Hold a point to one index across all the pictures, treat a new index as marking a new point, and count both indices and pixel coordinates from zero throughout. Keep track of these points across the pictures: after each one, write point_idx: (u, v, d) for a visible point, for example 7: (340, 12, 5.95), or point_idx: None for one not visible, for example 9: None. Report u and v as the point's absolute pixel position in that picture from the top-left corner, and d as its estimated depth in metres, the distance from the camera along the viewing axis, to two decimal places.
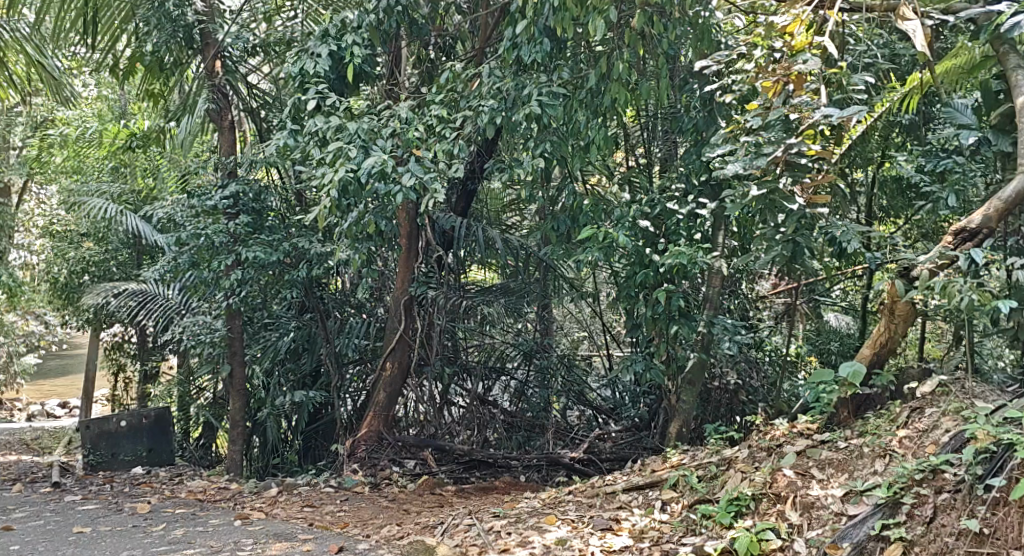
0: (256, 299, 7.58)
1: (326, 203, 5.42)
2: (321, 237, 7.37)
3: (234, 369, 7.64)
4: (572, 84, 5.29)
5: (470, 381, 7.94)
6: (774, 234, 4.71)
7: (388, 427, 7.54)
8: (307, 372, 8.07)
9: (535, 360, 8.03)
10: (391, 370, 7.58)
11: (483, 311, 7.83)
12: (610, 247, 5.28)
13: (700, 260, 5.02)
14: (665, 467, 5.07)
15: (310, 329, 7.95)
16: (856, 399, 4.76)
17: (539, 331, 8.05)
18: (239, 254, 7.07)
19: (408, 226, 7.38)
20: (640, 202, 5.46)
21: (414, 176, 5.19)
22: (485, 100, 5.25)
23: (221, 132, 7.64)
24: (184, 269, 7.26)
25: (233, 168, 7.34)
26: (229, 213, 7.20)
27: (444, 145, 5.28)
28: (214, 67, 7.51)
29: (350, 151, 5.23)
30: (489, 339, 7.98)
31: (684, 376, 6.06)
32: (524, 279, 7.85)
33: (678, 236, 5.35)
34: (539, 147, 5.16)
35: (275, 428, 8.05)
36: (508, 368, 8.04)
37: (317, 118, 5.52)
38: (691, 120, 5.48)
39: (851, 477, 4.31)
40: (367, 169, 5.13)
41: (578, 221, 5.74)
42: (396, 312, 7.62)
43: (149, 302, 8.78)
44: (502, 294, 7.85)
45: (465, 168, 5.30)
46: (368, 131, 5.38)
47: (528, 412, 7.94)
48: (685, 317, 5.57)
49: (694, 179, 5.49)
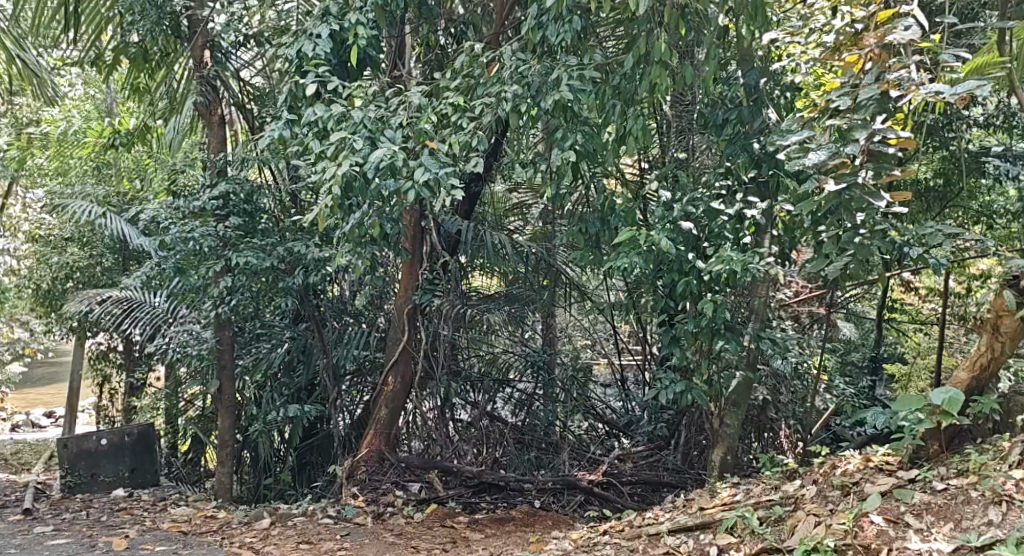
0: (250, 309, 7.03)
1: (328, 204, 4.88)
2: (319, 240, 6.80)
3: (223, 385, 7.02)
4: (601, 71, 4.81)
5: (474, 393, 7.39)
6: (853, 238, 4.15)
7: (390, 447, 6.98)
8: (302, 387, 7.52)
9: (542, 374, 7.50)
10: (393, 386, 7.04)
11: (490, 321, 7.28)
12: (650, 253, 4.81)
13: (754, 267, 4.61)
14: (716, 504, 4.65)
15: (307, 339, 7.39)
16: (947, 432, 4.37)
17: (544, 343, 7.59)
18: (229, 260, 6.54)
19: (412, 229, 6.87)
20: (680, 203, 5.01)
21: (429, 174, 4.66)
22: (507, 86, 4.74)
23: (210, 127, 7.10)
24: (169, 276, 6.70)
25: (223, 166, 6.79)
26: (218, 215, 6.63)
27: (461, 136, 4.82)
28: (202, 57, 7.02)
29: (356, 143, 4.71)
30: (494, 350, 7.39)
31: (727, 399, 5.80)
32: (530, 288, 7.45)
33: (724, 239, 4.89)
34: (568, 140, 4.70)
35: (268, 444, 7.50)
36: (511, 379, 7.46)
37: (316, 107, 5.00)
38: (732, 114, 5.05)
39: (958, 528, 3.91)
40: (375, 164, 4.60)
41: (607, 224, 5.24)
42: (398, 322, 7.10)
43: (136, 310, 8.22)
44: (505, 303, 7.35)
45: (485, 165, 4.80)
46: (375, 122, 4.86)
47: (536, 429, 7.43)
48: (730, 332, 5.12)
49: (740, 177, 5.04)
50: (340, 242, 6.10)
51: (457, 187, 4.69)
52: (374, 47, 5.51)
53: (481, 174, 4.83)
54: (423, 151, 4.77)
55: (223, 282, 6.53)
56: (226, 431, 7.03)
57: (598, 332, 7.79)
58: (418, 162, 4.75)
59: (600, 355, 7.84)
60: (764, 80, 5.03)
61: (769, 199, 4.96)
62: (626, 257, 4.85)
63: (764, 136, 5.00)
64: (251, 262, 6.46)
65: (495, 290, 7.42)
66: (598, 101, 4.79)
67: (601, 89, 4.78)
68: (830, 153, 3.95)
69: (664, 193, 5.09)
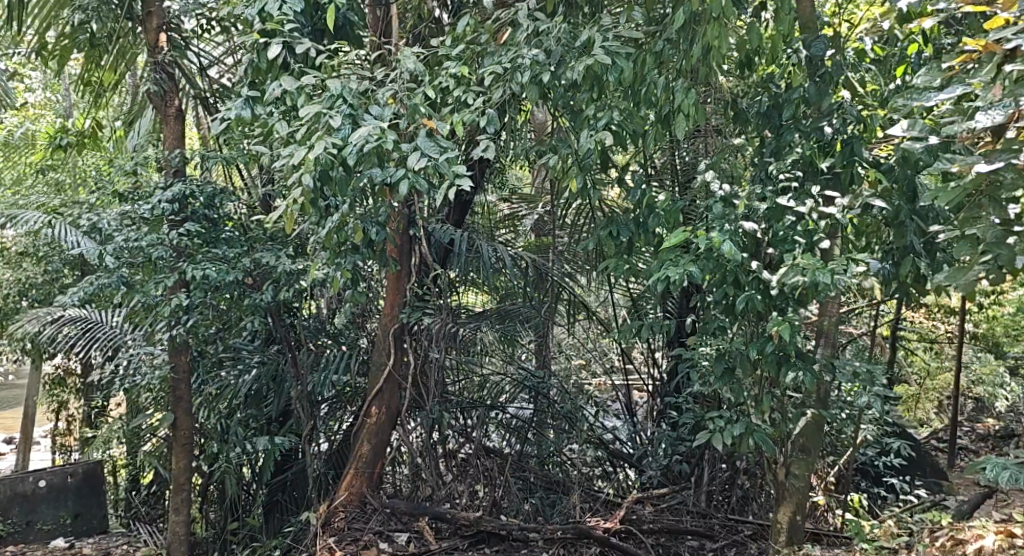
0: (212, 329, 6.18)
1: (298, 200, 4.07)
2: (292, 251, 5.99)
3: (179, 416, 6.11)
4: (636, 37, 4.11)
5: (466, 423, 6.52)
6: (1002, 236, 3.38)
7: (373, 489, 6.15)
8: (273, 417, 6.62)
9: (539, 400, 6.82)
10: (376, 417, 6.23)
11: (480, 341, 6.59)
12: (707, 262, 4.18)
13: (839, 279, 3.89)
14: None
15: (279, 364, 6.50)
16: None
17: (535, 364, 6.92)
18: (184, 273, 5.66)
19: (399, 239, 6.03)
20: (738, 197, 4.35)
21: (427, 160, 3.88)
22: (526, 49, 4.12)
23: (166, 121, 5.96)
24: (114, 292, 5.79)
25: (181, 166, 5.88)
26: (173, 221, 5.74)
27: (467, 114, 4.10)
28: (157, 40, 5.94)
29: (333, 121, 3.89)
30: (482, 373, 6.67)
31: (792, 442, 4.95)
32: (522, 303, 6.75)
33: (792, 244, 4.16)
34: (602, 118, 4.00)
35: (235, 479, 6.59)
36: (503, 403, 6.69)
37: (282, 79, 4.24)
38: (796, 91, 4.33)
39: None
40: (357, 149, 3.82)
41: (642, 227, 4.61)
42: (382, 345, 6.28)
43: (93, 330, 7.17)
44: (496, 320, 6.64)
45: (495, 150, 4.06)
46: (357, 98, 4.06)
47: (533, 464, 6.65)
48: (801, 359, 4.32)
49: (817, 167, 4.34)
50: (319, 251, 5.29)
51: (464, 179, 3.89)
52: (356, 12, 5.16)
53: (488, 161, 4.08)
54: (420, 132, 4.00)
55: (177, 298, 5.63)
56: (182, 472, 6.09)
57: (592, 350, 7.40)
58: (412, 145, 3.97)
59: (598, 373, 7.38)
60: (833, 51, 4.31)
61: (852, 196, 4.14)
62: (679, 265, 4.17)
63: (836, 118, 4.27)
64: (211, 275, 5.59)
65: (487, 306, 6.75)
66: (633, 73, 4.10)
67: (639, 57, 4.11)
68: (1003, 116, 3.29)
69: (719, 186, 4.41)
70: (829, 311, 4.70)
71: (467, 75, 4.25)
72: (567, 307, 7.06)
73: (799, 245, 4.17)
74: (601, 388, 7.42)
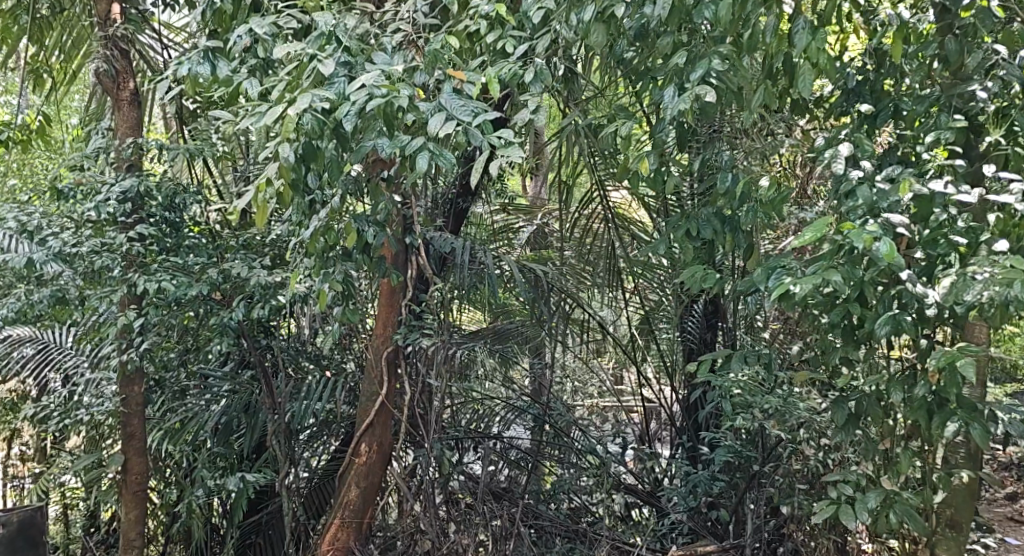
0: (172, 353, 5.26)
1: (271, 181, 3.22)
2: (268, 261, 5.07)
3: (129, 455, 5.15)
4: None
5: (460, 455, 5.78)
6: None
7: (362, 541, 5.27)
8: (244, 454, 5.63)
9: (544, 432, 5.98)
10: (365, 459, 5.32)
11: (482, 364, 5.79)
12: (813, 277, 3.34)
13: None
14: None
15: (252, 395, 5.55)
16: None
17: (532, 390, 6.12)
18: (135, 287, 4.73)
19: (393, 248, 5.06)
20: (883, 180, 3.70)
21: (455, 123, 3.10)
22: None
23: (117, 106, 4.95)
24: (51, 309, 4.84)
25: (135, 160, 4.92)
26: (123, 225, 4.81)
27: (506, 66, 3.41)
28: (110, 12, 4.98)
29: (323, 67, 3.10)
30: (480, 399, 5.88)
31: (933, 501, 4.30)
32: (517, 320, 6.09)
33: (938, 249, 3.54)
34: (697, 71, 3.37)
35: (202, 525, 5.62)
36: (505, 435, 5.92)
37: (257, 21, 3.50)
38: (934, 47, 3.76)
39: None
40: (355, 109, 3.06)
41: (727, 223, 4.09)
42: (374, 371, 5.32)
43: (46, 353, 6.08)
44: (494, 342, 5.91)
45: (545, 112, 3.37)
46: (354, 41, 3.33)
47: (539, 504, 5.83)
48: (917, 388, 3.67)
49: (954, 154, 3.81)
50: (303, 258, 4.37)
51: (503, 151, 3.09)
52: None
53: (537, 127, 3.46)
54: (445, 87, 3.23)
55: (126, 317, 4.72)
56: (134, 525, 5.16)
57: (594, 376, 6.66)
58: (435, 103, 3.17)
59: (592, 394, 6.66)
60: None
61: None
62: (812, 277, 3.36)
63: (992, 82, 3.69)
64: (168, 289, 4.69)
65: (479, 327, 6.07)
66: (734, 12, 3.32)
67: (730, 3, 3.32)
68: None
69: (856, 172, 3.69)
70: (975, 338, 4.23)
71: (504, 16, 3.56)
72: (580, 328, 6.35)
73: (959, 245, 3.52)
74: (593, 410, 6.61)
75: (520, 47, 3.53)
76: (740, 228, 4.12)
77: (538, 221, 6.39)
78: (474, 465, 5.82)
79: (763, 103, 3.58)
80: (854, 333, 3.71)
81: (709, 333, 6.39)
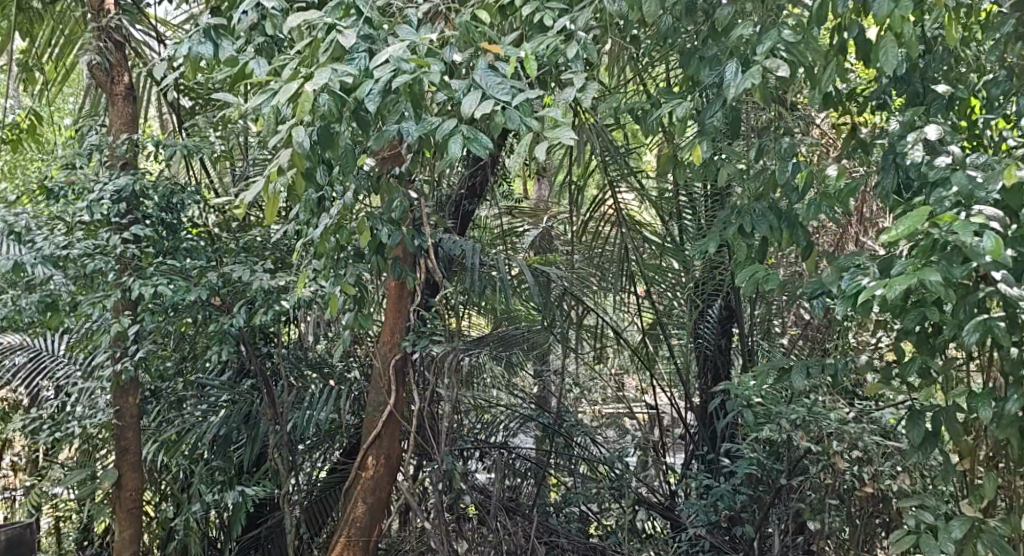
0: (169, 362, 4.99)
1: (283, 167, 2.94)
2: (270, 265, 4.80)
3: (123, 469, 4.88)
4: None
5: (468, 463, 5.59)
6: None
7: None
8: (243, 467, 5.33)
9: (551, 440, 5.77)
10: (373, 473, 5.02)
11: (489, 371, 5.52)
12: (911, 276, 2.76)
13: None
14: None
15: (252, 405, 5.27)
16: None
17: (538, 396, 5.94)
18: (128, 291, 4.45)
19: (403, 251, 4.73)
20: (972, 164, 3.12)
21: (493, 102, 2.82)
22: None
23: (111, 102, 4.68)
24: (39, 315, 4.56)
25: (129, 157, 4.65)
26: (116, 226, 4.53)
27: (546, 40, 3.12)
28: (103, 3, 4.72)
29: (343, 39, 2.86)
30: (488, 408, 5.68)
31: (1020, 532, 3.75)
32: (525, 326, 5.57)
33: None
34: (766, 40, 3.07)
35: (199, 542, 5.32)
36: (513, 444, 5.72)
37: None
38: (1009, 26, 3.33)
39: None
40: (378, 87, 2.79)
41: (784, 220, 3.71)
42: (381, 379, 5.04)
43: (37, 362, 5.80)
44: (498, 348, 5.43)
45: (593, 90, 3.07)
46: (376, 13, 3.09)
47: (553, 518, 5.60)
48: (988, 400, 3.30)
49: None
50: (308, 260, 4.09)
51: (554, 129, 2.86)
52: None
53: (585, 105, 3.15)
54: (480, 61, 2.95)
55: (120, 324, 4.44)
56: (128, 545, 4.86)
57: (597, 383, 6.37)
58: (469, 81, 2.93)
59: (597, 401, 6.31)
60: None
61: None
62: (907, 275, 2.77)
63: None
64: (164, 294, 4.41)
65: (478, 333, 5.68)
66: None
67: None
68: None
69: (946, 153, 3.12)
70: None
71: None
72: (593, 335, 6.06)
73: None
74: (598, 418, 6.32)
75: (559, 20, 3.23)
76: (800, 224, 3.72)
77: (544, 225, 6.18)
78: (479, 472, 5.64)
79: (819, 87, 3.30)
80: (929, 341, 3.30)
81: (724, 339, 6.13)
